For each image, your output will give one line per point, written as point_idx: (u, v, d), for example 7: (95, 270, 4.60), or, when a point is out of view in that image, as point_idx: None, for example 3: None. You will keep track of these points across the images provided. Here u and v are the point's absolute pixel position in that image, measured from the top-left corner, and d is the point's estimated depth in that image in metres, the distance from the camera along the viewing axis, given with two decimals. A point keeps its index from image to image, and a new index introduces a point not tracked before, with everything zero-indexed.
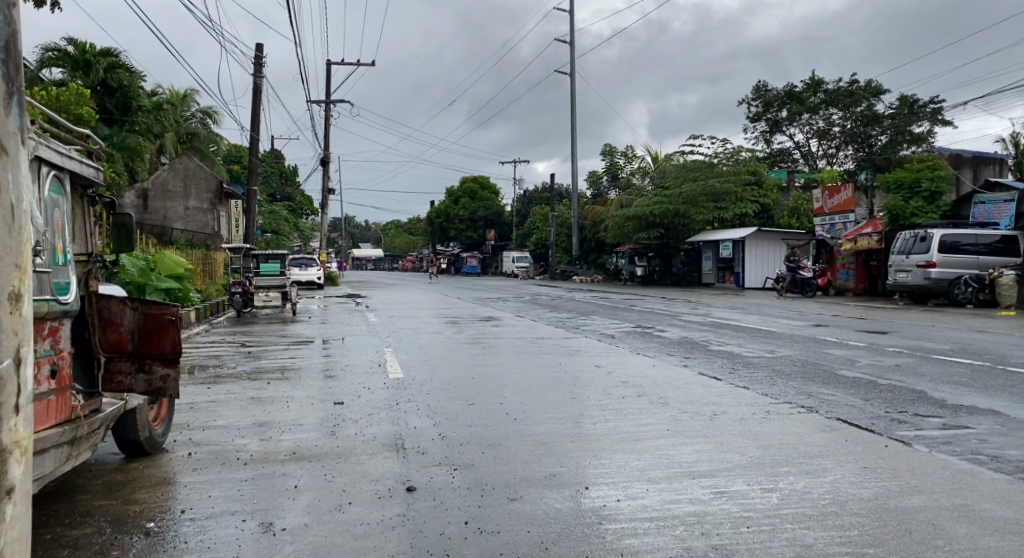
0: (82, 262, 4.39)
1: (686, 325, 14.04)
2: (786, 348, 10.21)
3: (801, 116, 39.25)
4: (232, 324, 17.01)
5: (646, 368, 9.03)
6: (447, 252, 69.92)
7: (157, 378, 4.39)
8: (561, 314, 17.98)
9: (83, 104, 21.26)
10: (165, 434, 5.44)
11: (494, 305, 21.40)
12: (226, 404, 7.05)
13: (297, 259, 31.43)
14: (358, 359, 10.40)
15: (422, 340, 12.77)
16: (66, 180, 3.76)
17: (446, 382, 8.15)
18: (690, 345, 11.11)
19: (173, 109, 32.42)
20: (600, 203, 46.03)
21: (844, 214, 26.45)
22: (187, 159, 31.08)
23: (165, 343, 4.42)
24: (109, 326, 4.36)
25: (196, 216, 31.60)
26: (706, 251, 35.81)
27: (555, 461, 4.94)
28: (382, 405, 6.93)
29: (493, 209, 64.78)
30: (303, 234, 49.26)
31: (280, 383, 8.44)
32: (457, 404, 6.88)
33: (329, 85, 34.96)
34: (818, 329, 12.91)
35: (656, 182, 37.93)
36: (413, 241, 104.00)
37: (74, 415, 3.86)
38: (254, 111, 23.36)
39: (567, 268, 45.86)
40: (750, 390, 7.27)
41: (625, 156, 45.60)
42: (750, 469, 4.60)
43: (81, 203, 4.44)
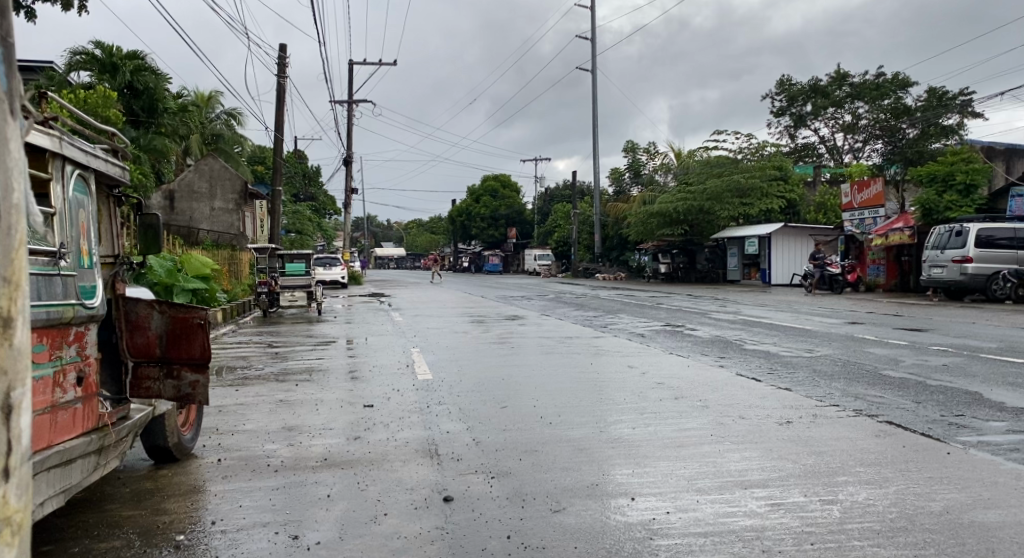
0: (107, 264, 4.26)
1: (717, 324, 13.72)
2: (824, 348, 9.88)
3: (827, 110, 38.57)
4: (257, 324, 16.99)
5: (681, 368, 8.76)
6: (468, 250, 69.77)
7: (186, 384, 4.22)
8: (587, 313, 17.72)
9: (110, 106, 21.48)
10: (194, 439, 5.30)
11: (518, 303, 21.19)
12: (255, 408, 6.91)
13: (320, 258, 31.45)
14: (385, 360, 10.24)
15: (449, 340, 12.59)
16: (91, 180, 3.61)
17: (476, 384, 7.96)
18: (723, 344, 10.81)
19: (196, 110, 32.64)
20: (623, 199, 45.63)
21: (873, 209, 25.78)
22: (212, 160, 31.19)
23: (194, 347, 4.24)
24: (136, 329, 4.21)
25: (221, 217, 31.69)
26: (731, 247, 35.31)
27: (596, 469, 4.73)
28: (412, 408, 6.75)
29: (514, 207, 64.53)
30: (325, 234, 49.43)
31: (308, 385, 8.30)
32: (489, 408, 6.67)
33: (351, 85, 34.96)
34: (854, 327, 12.55)
35: (680, 178, 37.51)
36: (434, 239, 104.04)
37: (101, 423, 3.70)
38: (277, 111, 23.38)
39: (590, 266, 45.49)
40: (794, 392, 6.98)
41: (648, 152, 45.14)
42: (804, 479, 4.36)
43: (107, 204, 4.32)
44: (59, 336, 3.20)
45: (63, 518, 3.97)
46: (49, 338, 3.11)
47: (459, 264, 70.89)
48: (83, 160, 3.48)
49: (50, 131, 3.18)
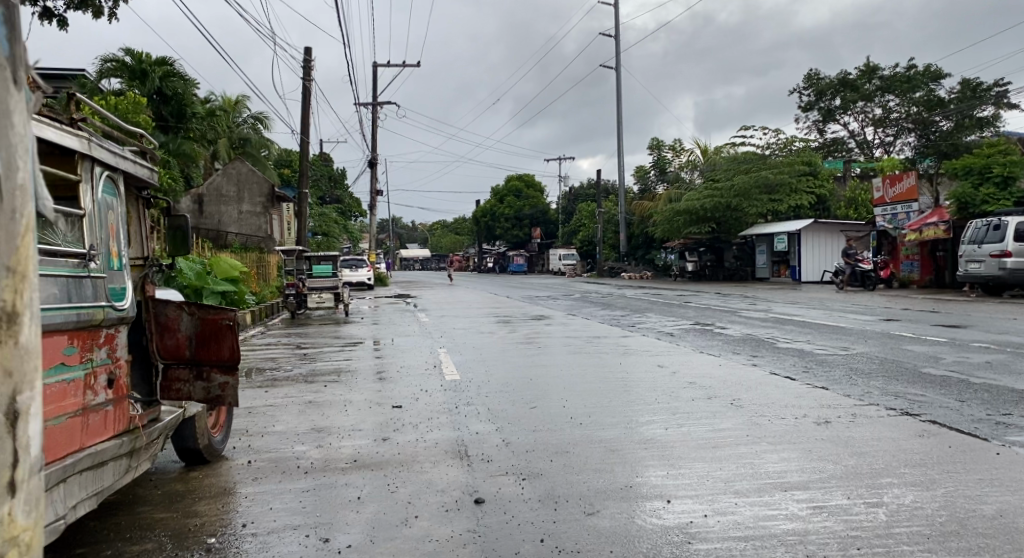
0: (136, 267, 4.26)
1: (747, 322, 13.49)
2: (860, 345, 9.64)
3: (856, 104, 37.89)
4: (286, 325, 17.13)
5: (713, 367, 8.61)
6: (493, 250, 69.83)
7: (215, 385, 4.20)
8: (614, 312, 17.56)
9: (140, 111, 21.87)
10: (224, 441, 5.30)
11: (544, 303, 21.09)
12: (284, 409, 6.91)
13: (346, 260, 31.65)
14: (412, 361, 10.22)
15: (475, 340, 12.54)
16: (120, 182, 3.59)
17: (505, 384, 7.89)
18: (755, 342, 10.61)
19: (224, 115, 33.08)
20: (648, 197, 45.28)
21: (907, 203, 25.22)
22: (239, 163, 31.58)
23: (223, 349, 4.22)
24: (166, 331, 4.23)
25: (249, 220, 32.04)
26: (759, 245, 34.83)
27: (630, 471, 4.63)
28: (441, 409, 6.69)
29: (538, 206, 64.40)
30: (351, 236, 49.81)
31: (336, 386, 8.29)
32: (518, 408, 6.60)
33: (375, 87, 35.13)
34: (890, 324, 12.24)
35: (706, 175, 37.15)
36: (459, 240, 104.26)
37: (132, 425, 3.69)
38: (303, 114, 23.56)
39: (615, 264, 45.22)
40: (831, 391, 6.80)
41: (673, 149, 44.77)
42: (847, 481, 4.23)
43: (137, 206, 4.31)
44: (90, 338, 3.19)
45: (96, 520, 3.97)
46: (79, 340, 3.09)
47: (483, 265, 70.94)
48: (114, 164, 3.50)
49: (80, 133, 3.17)
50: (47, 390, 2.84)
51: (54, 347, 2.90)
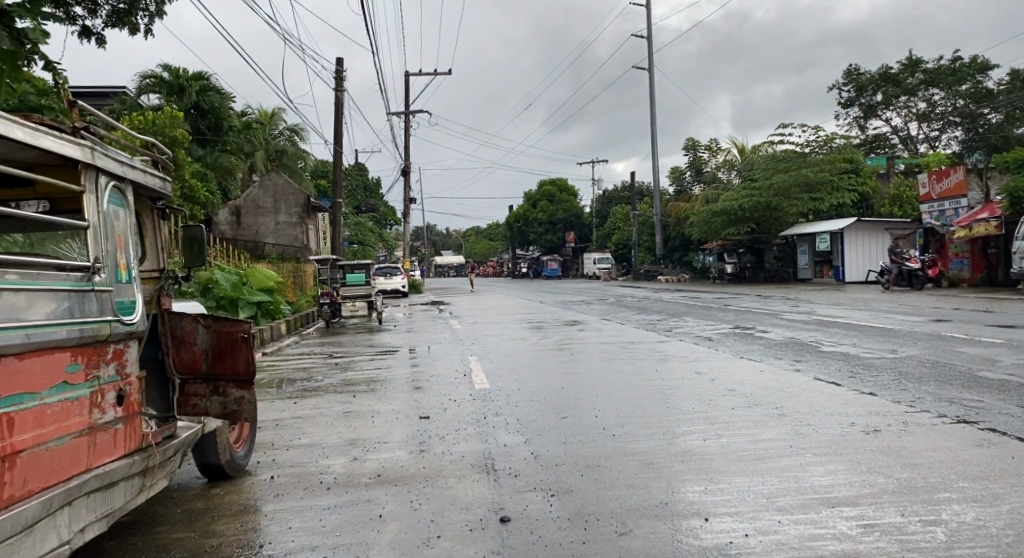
0: (151, 279, 4.18)
1: (789, 325, 13.06)
2: (909, 348, 9.19)
3: (898, 99, 36.93)
4: (321, 334, 17.18)
5: (753, 373, 8.27)
6: (527, 256, 69.68)
7: (231, 400, 4.11)
8: (650, 316, 17.22)
9: (177, 125, 22.28)
10: (248, 455, 5.19)
11: (579, 308, 20.81)
12: (311, 421, 6.80)
13: (381, 268, 31.82)
14: (443, 369, 10.06)
15: (508, 347, 12.35)
16: (129, 192, 3.50)
17: (536, 393, 7.68)
18: (797, 346, 10.21)
19: (260, 127, 33.60)
20: (684, 199, 44.68)
21: (955, 199, 24.27)
22: (276, 175, 31.98)
23: (239, 363, 4.12)
24: (182, 344, 4.13)
25: (285, 230, 32.30)
26: (800, 245, 33.94)
27: (665, 486, 4.38)
28: (469, 420, 6.51)
29: (572, 210, 64.08)
30: (387, 244, 50.17)
31: (366, 396, 8.17)
32: (549, 418, 6.39)
33: (407, 96, 35.30)
34: (941, 325, 11.69)
35: (744, 175, 36.48)
36: (493, 246, 104.52)
37: (144, 443, 3.58)
38: (336, 124, 23.75)
39: (652, 267, 44.67)
40: (879, 397, 6.44)
41: (709, 150, 44.10)
42: (901, 496, 3.93)
43: (152, 218, 4.25)
44: (96, 354, 3.08)
45: (113, 540, 3.87)
46: (85, 357, 2.99)
47: (517, 270, 70.89)
48: (121, 173, 3.39)
49: (83, 140, 3.09)
50: (49, 409, 2.74)
51: (57, 364, 2.80)
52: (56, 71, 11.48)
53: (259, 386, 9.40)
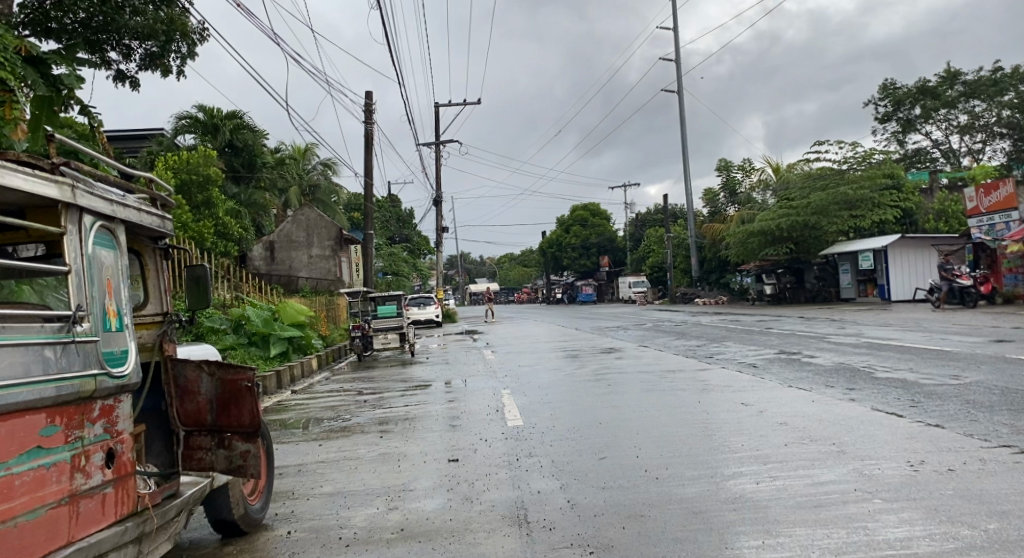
0: (151, 325, 3.95)
1: (838, 349, 12.40)
2: (973, 373, 8.52)
3: (937, 112, 35.95)
4: (354, 369, 16.99)
5: (804, 404, 7.73)
6: (561, 281, 69.30)
7: (236, 455, 3.79)
8: (690, 342, 16.64)
9: (212, 164, 22.50)
10: (264, 509, 4.86)
11: (615, 334, 20.30)
12: (334, 466, 6.46)
13: (414, 298, 31.75)
14: (475, 405, 9.68)
15: (542, 378, 11.91)
16: (121, 235, 3.24)
17: (574, 430, 7.24)
18: (850, 372, 9.60)
19: (292, 163, 34.04)
20: (718, 220, 44.02)
21: (1005, 213, 23.41)
22: (308, 210, 32.20)
23: (243, 415, 3.81)
24: (186, 395, 3.85)
25: (318, 264, 32.33)
26: (843, 264, 32.88)
27: (718, 540, 3.92)
28: (500, 463, 6.10)
29: (605, 234, 63.54)
30: (421, 274, 50.29)
31: (394, 437, 7.81)
32: (586, 459, 5.95)
33: (436, 127, 35.43)
34: (1003, 346, 10.93)
35: (780, 194, 35.79)
36: (527, 273, 104.44)
37: (140, 506, 3.25)
38: (366, 157, 23.80)
39: (688, 290, 43.90)
40: (948, 430, 5.87)
41: (744, 170, 43.41)
42: (991, 552, 3.43)
43: (154, 259, 4.02)
44: (78, 414, 2.78)
45: None
46: (63, 417, 2.69)
47: (552, 296, 70.48)
48: (111, 215, 3.14)
49: (66, 177, 2.85)
50: (18, 480, 2.42)
51: (29, 428, 2.50)
52: (92, 115, 11.63)
53: (286, 426, 9.12)
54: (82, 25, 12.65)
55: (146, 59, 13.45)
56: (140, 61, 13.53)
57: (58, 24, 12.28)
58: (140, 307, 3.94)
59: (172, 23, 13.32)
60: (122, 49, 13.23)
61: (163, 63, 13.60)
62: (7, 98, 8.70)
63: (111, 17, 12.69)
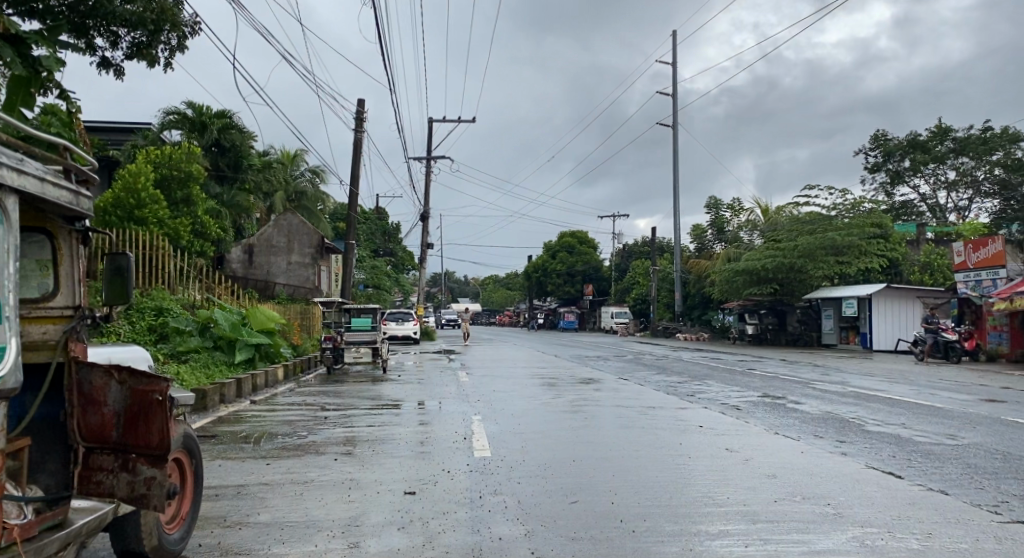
0: (57, 319, 3.38)
1: (825, 397, 11.91)
2: (969, 434, 8.02)
3: (926, 166, 36.08)
4: (321, 382, 16.27)
5: (792, 455, 7.19)
6: (543, 306, 68.99)
7: (139, 481, 3.24)
8: (670, 378, 16.13)
9: (195, 161, 21.97)
10: (182, 539, 4.19)
11: (594, 364, 19.76)
12: (277, 491, 5.83)
13: (392, 313, 31.10)
14: (443, 431, 9.07)
15: (516, 406, 11.34)
16: (12, 207, 2.68)
17: (545, 467, 6.67)
18: (840, 423, 9.08)
19: (279, 167, 33.49)
20: (704, 256, 43.88)
21: (992, 270, 23.20)
22: (291, 215, 31.55)
23: (151, 434, 3.26)
24: (90, 405, 3.27)
25: (297, 271, 31.66)
26: (825, 309, 32.61)
27: None
28: (460, 500, 5.53)
29: (590, 263, 63.35)
30: (403, 289, 49.48)
31: (347, 462, 7.17)
32: (556, 503, 5.38)
33: (428, 141, 35.06)
34: (996, 406, 10.48)
35: (767, 235, 35.67)
36: (510, 296, 104.30)
37: (2, 538, 2.61)
38: (352, 166, 23.26)
39: (670, 324, 43.49)
40: (954, 498, 5.34)
41: (733, 209, 43.54)
42: None
43: (68, 241, 3.46)
44: None
45: None
46: None
47: (532, 321, 70.05)
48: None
49: None
50: None
51: None
52: (69, 100, 11.15)
53: (235, 440, 8.44)
54: (69, 9, 11.97)
55: (133, 49, 12.77)
56: (127, 50, 12.88)
57: (42, 5, 11.67)
58: (46, 298, 3.37)
59: (163, 13, 12.71)
60: (110, 37, 12.60)
61: (149, 53, 12.89)
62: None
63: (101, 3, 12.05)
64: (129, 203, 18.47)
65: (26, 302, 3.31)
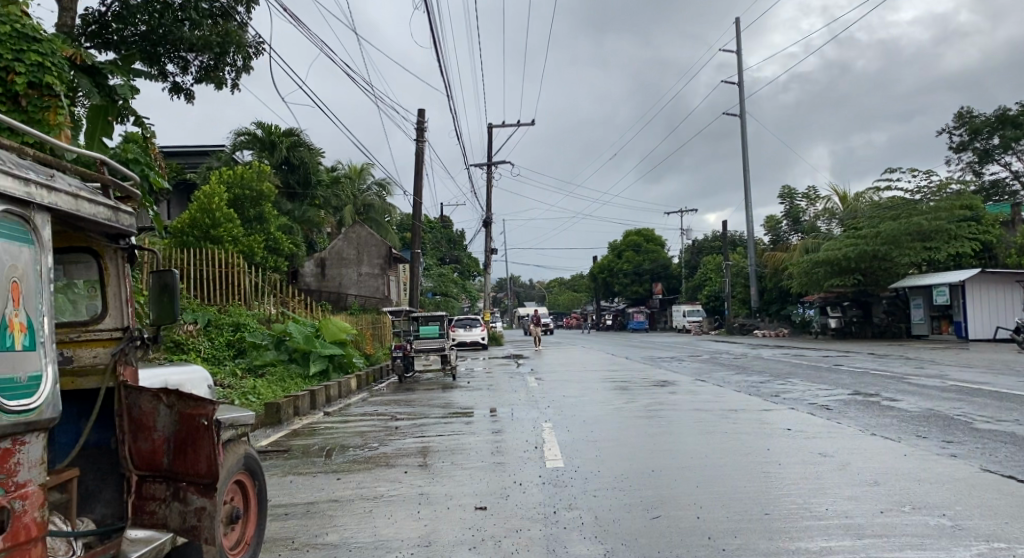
0: (107, 343, 3.33)
1: (924, 392, 11.05)
2: None
3: (1018, 142, 33.75)
4: (394, 391, 16.30)
5: (894, 459, 6.57)
6: (612, 307, 68.13)
7: (189, 512, 3.09)
8: (751, 377, 15.39)
9: (265, 179, 22.47)
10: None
11: (668, 365, 19.14)
12: (348, 509, 5.66)
13: (461, 320, 31.12)
14: (515, 440, 8.76)
15: (590, 411, 10.94)
16: (45, 229, 2.57)
17: (622, 478, 6.30)
18: (945, 422, 8.33)
19: (346, 181, 34.08)
20: (779, 248, 42.32)
21: None
22: (359, 227, 32.02)
23: (200, 461, 3.10)
24: (140, 430, 3.13)
25: (367, 282, 32.14)
26: (913, 297, 30.86)
27: None
28: (535, 515, 5.23)
29: (659, 261, 62.07)
30: (471, 295, 49.63)
31: (416, 475, 6.96)
32: (638, 519, 5.01)
33: (489, 148, 34.99)
34: None
35: (847, 223, 34.07)
36: (577, 298, 103.58)
37: None
38: (416, 176, 23.33)
39: (746, 321, 42.11)
40: None
41: (808, 198, 41.84)
42: None
43: (115, 261, 3.36)
44: None
45: None
46: None
47: (602, 322, 69.24)
48: (28, 214, 2.48)
49: None
50: None
51: None
52: (146, 125, 11.41)
53: (308, 455, 8.36)
54: (142, 38, 12.35)
55: (201, 72, 12.97)
56: (195, 74, 13.09)
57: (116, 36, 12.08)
58: (95, 320, 3.32)
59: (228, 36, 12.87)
60: (180, 63, 12.86)
61: (217, 76, 13.10)
62: (52, 102, 7.77)
63: (170, 30, 12.33)
64: (205, 223, 18.99)
65: (75, 325, 3.28)
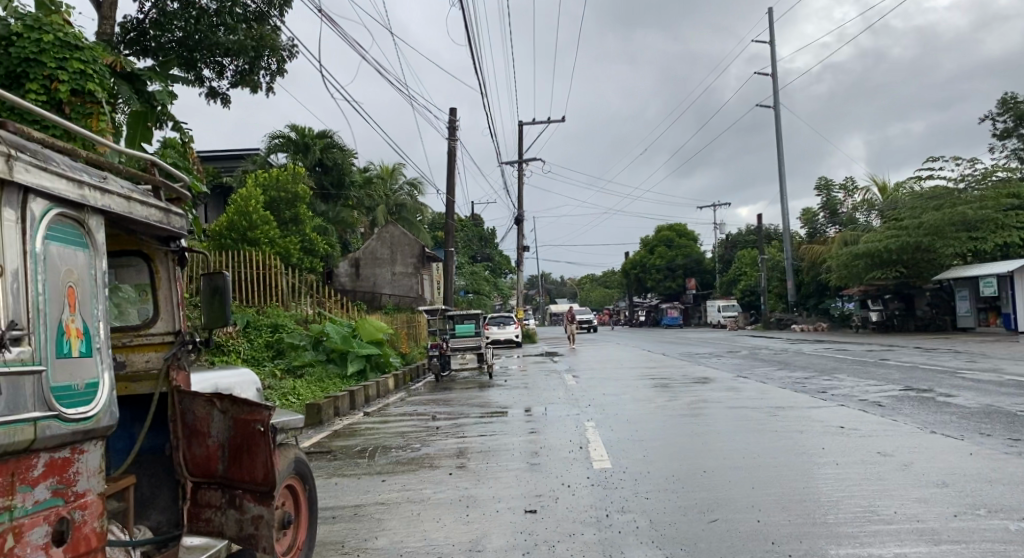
0: (160, 346, 3.24)
1: (979, 388, 10.65)
2: None
3: None
4: (431, 390, 16.28)
5: (960, 457, 6.29)
6: (645, 303, 67.56)
7: (245, 520, 3.01)
8: (793, 373, 15.06)
9: (300, 181, 22.60)
10: None
11: (707, 362, 18.83)
12: (395, 511, 5.59)
13: (495, 318, 31.04)
14: (558, 439, 8.63)
15: (632, 410, 10.76)
16: (98, 231, 2.50)
17: (674, 480, 6.13)
18: (1007, 418, 7.98)
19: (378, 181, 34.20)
20: (816, 241, 41.50)
21: None
22: (392, 227, 32.12)
23: (256, 468, 3.02)
24: (194, 436, 3.07)
25: (401, 281, 32.24)
26: (958, 289, 29.99)
27: None
28: (587, 519, 5.10)
29: (692, 256, 61.35)
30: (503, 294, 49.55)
31: (462, 476, 6.87)
32: (694, 522, 4.84)
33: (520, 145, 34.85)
34: None
35: (888, 214, 33.23)
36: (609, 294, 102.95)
37: None
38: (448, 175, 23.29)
39: (783, 316, 41.41)
40: None
41: (846, 189, 40.92)
42: None
43: (166, 262, 3.28)
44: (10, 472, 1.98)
45: None
46: None
47: (635, 318, 68.70)
48: (80, 215, 2.40)
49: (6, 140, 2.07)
50: None
51: None
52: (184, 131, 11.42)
53: (351, 456, 8.33)
54: (179, 44, 12.49)
55: (236, 76, 12.98)
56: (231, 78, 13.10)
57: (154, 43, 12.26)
58: (147, 325, 3.26)
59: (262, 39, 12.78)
60: (216, 67, 12.89)
61: (252, 80, 13.03)
62: (94, 109, 7.82)
63: (205, 36, 12.41)
64: (242, 226, 19.22)
65: (127, 329, 3.23)
